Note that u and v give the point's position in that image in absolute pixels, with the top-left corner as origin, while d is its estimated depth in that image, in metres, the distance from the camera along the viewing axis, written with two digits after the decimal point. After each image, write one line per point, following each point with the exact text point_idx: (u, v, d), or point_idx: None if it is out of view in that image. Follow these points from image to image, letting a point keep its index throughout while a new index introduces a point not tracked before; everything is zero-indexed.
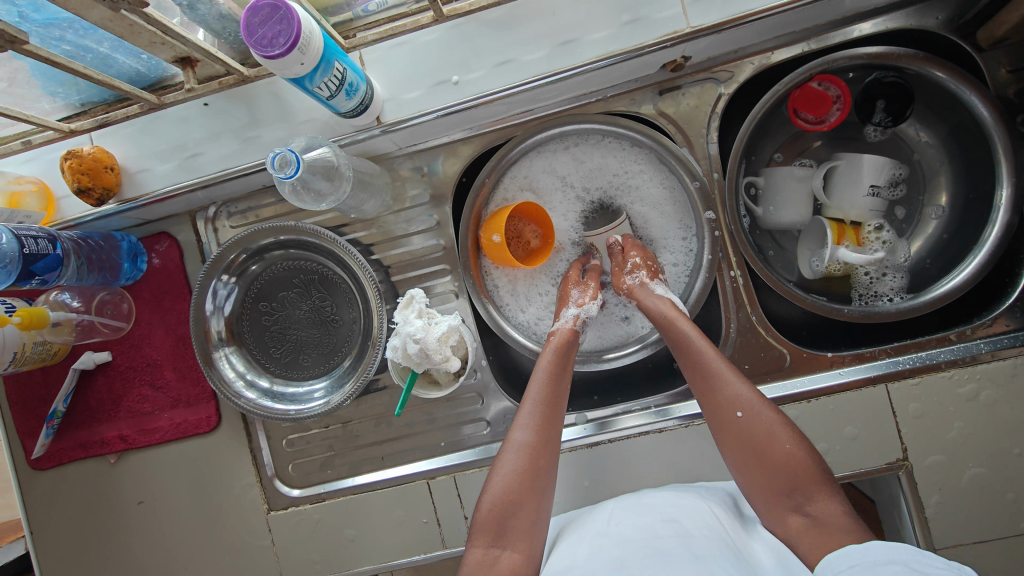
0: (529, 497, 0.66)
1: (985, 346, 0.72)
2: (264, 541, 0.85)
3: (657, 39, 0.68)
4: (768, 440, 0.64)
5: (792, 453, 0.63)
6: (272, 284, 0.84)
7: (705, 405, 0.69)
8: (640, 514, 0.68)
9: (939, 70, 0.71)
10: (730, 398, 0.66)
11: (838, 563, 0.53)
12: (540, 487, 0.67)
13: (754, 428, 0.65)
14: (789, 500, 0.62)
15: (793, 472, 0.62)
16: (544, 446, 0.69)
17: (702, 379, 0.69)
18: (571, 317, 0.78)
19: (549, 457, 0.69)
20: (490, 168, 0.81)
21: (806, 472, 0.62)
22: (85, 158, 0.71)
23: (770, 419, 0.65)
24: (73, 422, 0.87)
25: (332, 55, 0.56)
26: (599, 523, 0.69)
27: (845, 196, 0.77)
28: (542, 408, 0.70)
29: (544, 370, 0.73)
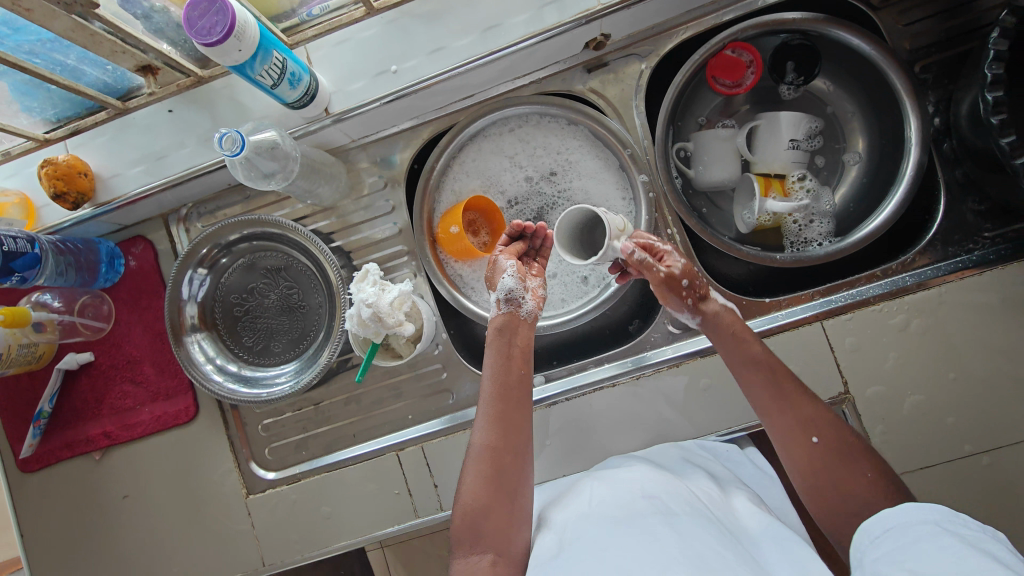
0: (497, 496, 0.67)
1: (911, 278, 0.76)
2: (244, 525, 0.87)
3: (572, 18, 0.75)
4: (837, 465, 0.64)
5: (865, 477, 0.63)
6: (242, 276, 0.89)
7: (776, 427, 0.69)
8: (619, 490, 0.65)
9: (838, 29, 0.77)
10: (802, 422, 0.67)
11: (873, 530, 0.54)
12: (507, 488, 0.67)
13: (832, 449, 0.65)
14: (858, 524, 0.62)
15: (865, 498, 0.62)
16: (508, 442, 0.69)
17: (771, 399, 0.69)
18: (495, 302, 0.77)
19: (512, 452, 0.69)
20: (438, 153, 0.87)
21: (876, 496, 0.62)
22: (60, 165, 0.77)
23: (840, 439, 0.66)
24: (58, 423, 0.91)
25: (270, 45, 0.62)
26: (580, 503, 0.67)
27: (768, 151, 0.83)
28: (494, 406, 0.71)
29: (491, 362, 0.74)
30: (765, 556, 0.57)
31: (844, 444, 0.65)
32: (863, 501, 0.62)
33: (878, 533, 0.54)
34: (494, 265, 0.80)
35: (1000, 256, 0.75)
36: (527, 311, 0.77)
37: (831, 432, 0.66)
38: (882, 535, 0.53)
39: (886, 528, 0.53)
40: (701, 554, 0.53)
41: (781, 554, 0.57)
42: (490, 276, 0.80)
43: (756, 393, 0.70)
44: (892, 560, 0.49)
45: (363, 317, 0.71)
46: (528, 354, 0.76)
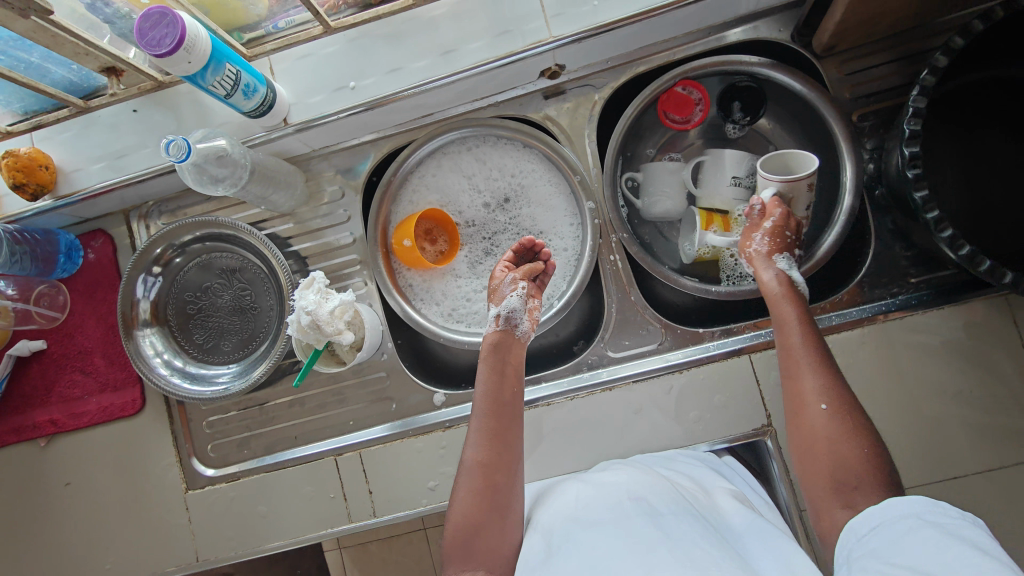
0: (489, 514, 0.65)
1: (835, 318, 0.79)
2: (181, 519, 0.89)
3: (525, 47, 0.77)
4: (839, 438, 0.62)
5: (869, 454, 0.61)
6: (197, 275, 0.91)
7: (790, 385, 0.68)
8: (604, 491, 0.67)
9: (781, 74, 0.81)
10: (824, 388, 0.65)
11: (859, 528, 0.56)
12: (500, 500, 0.67)
13: (840, 417, 0.63)
14: (845, 494, 0.60)
15: (860, 474, 0.60)
16: (502, 459, 0.69)
17: (794, 365, 0.69)
18: (494, 318, 0.78)
19: (505, 470, 0.68)
20: (396, 167, 0.90)
21: (874, 477, 0.60)
22: (20, 157, 0.79)
23: (854, 411, 0.64)
24: (6, 408, 0.92)
25: (222, 57, 0.65)
26: (568, 502, 0.68)
27: (712, 186, 0.85)
28: (488, 420, 0.70)
29: (483, 379, 0.74)
30: (747, 550, 0.58)
31: (856, 420, 0.63)
32: (858, 478, 0.60)
33: (864, 531, 0.55)
34: (499, 283, 0.80)
35: (921, 302, 0.78)
36: (522, 331, 0.78)
37: (847, 401, 0.64)
38: (869, 533, 0.55)
39: (872, 526, 0.55)
40: (689, 554, 0.54)
41: (769, 549, 0.58)
42: (494, 291, 0.80)
43: (789, 354, 0.69)
44: (881, 557, 0.50)
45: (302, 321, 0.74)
46: (519, 370, 0.76)
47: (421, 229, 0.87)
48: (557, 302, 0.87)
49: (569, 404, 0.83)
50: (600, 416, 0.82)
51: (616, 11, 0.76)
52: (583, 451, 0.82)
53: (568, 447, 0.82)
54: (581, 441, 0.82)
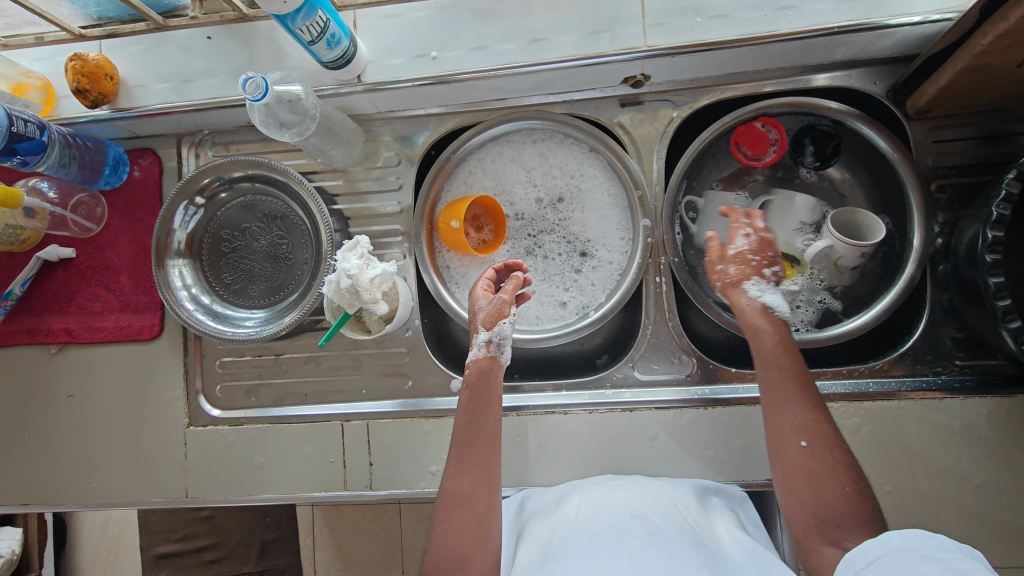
0: (472, 544, 0.64)
1: (874, 386, 0.78)
2: (177, 453, 0.88)
3: (616, 51, 0.75)
4: (821, 473, 0.61)
5: (849, 487, 0.60)
6: (237, 215, 0.90)
7: (770, 423, 0.66)
8: (607, 512, 0.66)
9: (867, 129, 0.79)
10: (803, 423, 0.64)
11: (857, 560, 0.53)
12: (483, 531, 0.65)
13: (819, 454, 0.62)
14: (828, 532, 0.58)
15: (842, 510, 0.59)
16: (485, 486, 0.68)
17: (773, 397, 0.67)
18: (483, 343, 0.73)
19: (487, 501, 0.67)
20: (457, 146, 0.88)
21: (858, 514, 0.58)
22: (88, 62, 0.78)
23: (831, 445, 0.62)
24: (24, 308, 0.91)
25: (316, 3, 0.63)
26: (568, 518, 0.67)
27: (775, 228, 0.84)
28: (467, 450, 0.69)
29: (464, 407, 0.72)
30: None
31: (833, 453, 0.62)
32: (842, 515, 0.58)
33: (862, 564, 0.52)
34: (491, 304, 0.75)
35: (963, 386, 0.77)
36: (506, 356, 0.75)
37: (824, 435, 0.63)
38: (867, 566, 0.52)
39: (870, 560, 0.52)
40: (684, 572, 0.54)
41: None
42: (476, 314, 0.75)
43: (770, 390, 0.67)
44: None
45: (342, 284, 0.73)
46: (500, 390, 0.73)
47: (470, 215, 0.86)
48: (593, 313, 0.85)
49: (586, 417, 0.81)
50: (614, 436, 0.80)
51: (719, 32, 0.74)
52: (590, 467, 0.81)
53: (575, 459, 0.81)
54: (590, 458, 0.81)
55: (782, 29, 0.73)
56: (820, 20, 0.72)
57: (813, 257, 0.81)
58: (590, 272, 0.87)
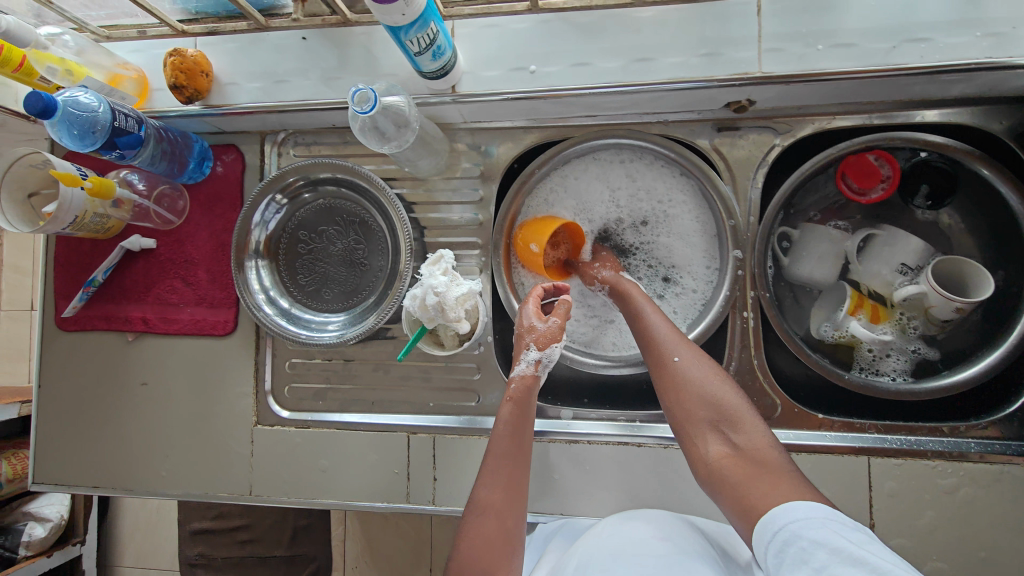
0: (499, 556, 0.62)
1: (976, 446, 0.73)
2: (244, 450, 0.89)
3: (727, 76, 0.72)
4: (702, 384, 0.65)
5: (725, 388, 0.65)
6: (315, 217, 0.89)
7: (647, 355, 0.70)
8: (626, 535, 0.67)
9: (990, 172, 0.74)
10: (666, 342, 0.69)
11: (766, 534, 0.53)
12: (511, 547, 0.63)
13: (686, 366, 0.66)
14: (714, 434, 0.62)
15: (721, 404, 0.63)
16: (513, 492, 0.66)
17: (642, 330, 0.72)
18: (531, 361, 0.70)
19: (516, 516, 0.65)
20: (541, 160, 0.85)
21: (736, 408, 0.63)
22: (187, 59, 0.78)
23: (700, 358, 0.67)
24: (104, 295, 0.93)
25: (430, 16, 0.62)
26: (588, 546, 0.66)
27: (873, 267, 0.80)
28: (505, 462, 0.66)
29: (504, 418, 0.68)
30: None
31: (700, 364, 0.67)
32: (722, 412, 0.63)
33: (771, 535, 0.53)
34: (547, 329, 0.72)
35: None
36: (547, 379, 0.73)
37: (696, 355, 0.68)
38: None
39: (775, 531, 0.52)
40: None
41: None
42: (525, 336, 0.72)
43: (645, 326, 0.72)
44: None
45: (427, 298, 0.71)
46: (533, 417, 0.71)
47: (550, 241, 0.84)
48: None
49: (661, 452, 0.79)
50: (689, 474, 0.77)
51: (839, 62, 0.70)
52: (662, 503, 0.78)
53: (645, 493, 0.79)
54: (661, 493, 0.78)
55: (910, 63, 0.68)
56: (954, 55, 0.68)
57: (903, 298, 0.75)
58: (671, 299, 0.85)
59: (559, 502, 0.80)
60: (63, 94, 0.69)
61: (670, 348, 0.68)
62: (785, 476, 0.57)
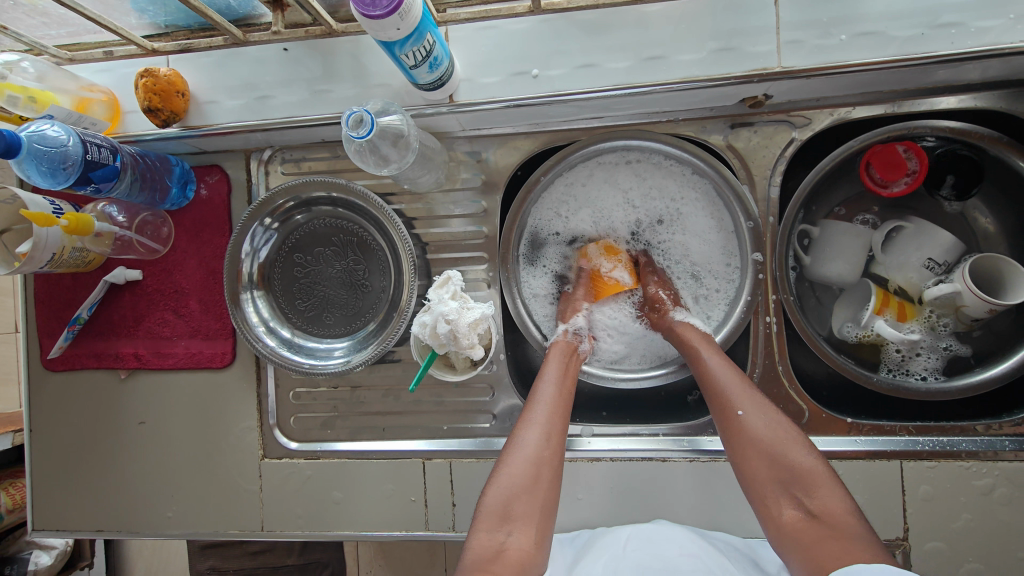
0: (535, 489, 0.64)
1: (1010, 444, 0.72)
2: (253, 485, 0.86)
3: (744, 72, 0.67)
4: (769, 441, 0.64)
5: (796, 448, 0.63)
6: (310, 238, 0.84)
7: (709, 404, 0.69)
8: (654, 551, 0.67)
9: (1018, 159, 0.71)
10: (730, 396, 0.67)
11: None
12: (549, 479, 0.65)
13: (752, 425, 0.65)
14: (786, 500, 0.61)
15: (790, 464, 0.62)
16: (553, 437, 0.67)
17: (705, 380, 0.70)
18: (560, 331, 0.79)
19: (558, 452, 0.67)
20: (547, 167, 0.80)
21: (810, 473, 0.62)
22: (160, 79, 0.72)
23: (766, 414, 0.66)
24: (91, 331, 0.88)
25: (426, 28, 0.57)
26: (614, 560, 0.66)
27: (897, 262, 0.77)
28: (549, 406, 0.69)
29: (555, 375, 0.73)
30: None
31: (769, 420, 0.65)
32: (793, 475, 0.62)
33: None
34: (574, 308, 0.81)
35: None
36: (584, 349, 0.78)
37: (760, 407, 0.66)
38: None
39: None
40: None
41: None
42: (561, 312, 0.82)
43: (705, 375, 0.70)
44: None
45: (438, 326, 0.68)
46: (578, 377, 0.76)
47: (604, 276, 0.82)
48: None
49: (687, 466, 0.77)
50: (716, 487, 0.76)
51: (862, 52, 0.66)
52: (691, 516, 0.77)
53: (672, 507, 0.77)
54: (690, 506, 0.77)
55: (939, 49, 0.64)
56: (986, 40, 0.64)
57: (934, 299, 0.73)
58: (697, 306, 0.81)
59: (585, 521, 0.78)
60: (28, 128, 0.64)
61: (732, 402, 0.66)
62: (858, 540, 0.56)
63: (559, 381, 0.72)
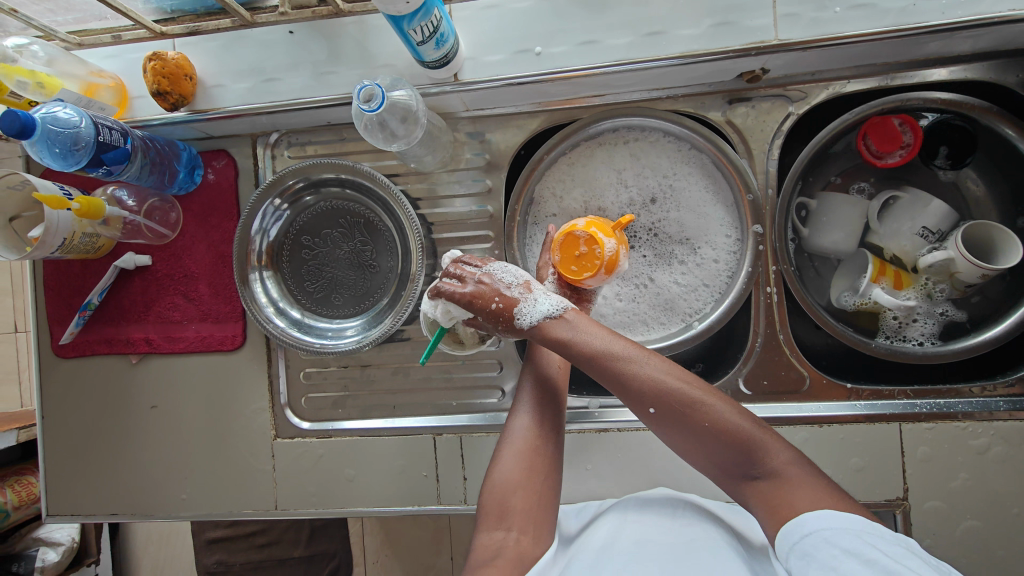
0: (531, 480, 0.66)
1: (1005, 404, 0.74)
2: (265, 465, 0.87)
3: (742, 46, 0.69)
4: (689, 425, 0.58)
5: (717, 416, 0.57)
6: (318, 220, 0.86)
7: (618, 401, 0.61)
8: (656, 521, 0.68)
9: (1007, 128, 0.73)
10: (636, 393, 0.59)
11: (792, 534, 0.53)
12: (541, 467, 0.67)
13: (672, 414, 0.58)
14: (740, 470, 0.58)
15: (736, 437, 0.57)
16: (543, 424, 0.70)
17: (607, 382, 0.61)
18: None
19: (547, 437, 0.69)
20: (551, 145, 0.81)
21: (745, 434, 0.57)
22: (168, 62, 0.73)
23: (680, 394, 0.58)
24: (102, 317, 0.89)
25: (433, 3, 0.59)
26: (615, 530, 0.67)
27: (894, 230, 0.79)
28: (535, 392, 0.72)
29: (533, 358, 0.75)
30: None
31: (684, 396, 0.58)
32: (740, 444, 0.57)
33: (797, 539, 0.52)
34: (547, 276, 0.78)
35: None
36: None
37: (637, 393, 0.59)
38: (800, 540, 0.52)
39: (805, 533, 0.52)
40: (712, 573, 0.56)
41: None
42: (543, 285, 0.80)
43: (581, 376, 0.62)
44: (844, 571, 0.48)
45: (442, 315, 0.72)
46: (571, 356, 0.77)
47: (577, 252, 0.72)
48: (698, 323, 0.81)
49: None
50: None
51: (857, 24, 0.68)
52: (697, 483, 0.79)
53: (679, 473, 0.79)
54: (696, 474, 0.79)
55: (930, 20, 0.66)
56: (975, 10, 0.66)
57: (929, 266, 0.75)
58: (698, 276, 0.82)
59: (593, 490, 0.80)
60: (40, 111, 0.65)
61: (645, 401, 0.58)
62: None
63: (551, 363, 0.74)
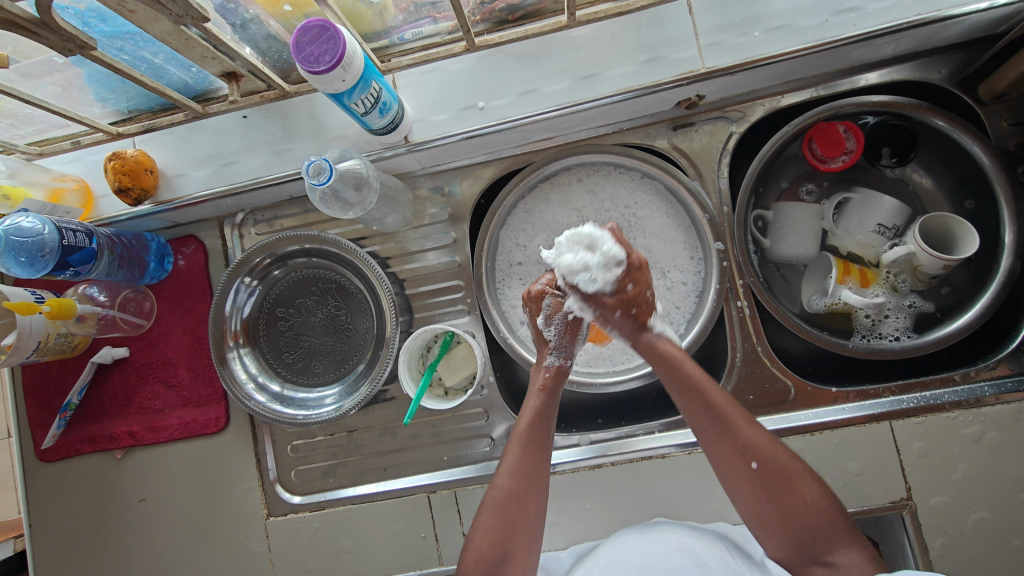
0: (514, 539, 0.64)
1: (990, 389, 0.74)
2: (261, 547, 0.84)
3: (673, 78, 0.72)
4: (796, 490, 0.61)
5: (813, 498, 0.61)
6: (291, 292, 0.87)
7: (715, 451, 0.64)
8: (649, 546, 0.67)
9: (941, 120, 0.75)
10: (742, 448, 0.63)
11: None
12: (529, 526, 0.65)
13: (772, 473, 0.62)
14: (808, 550, 0.61)
15: (818, 525, 0.61)
16: (532, 477, 0.66)
17: (707, 428, 0.65)
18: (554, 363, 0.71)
19: (535, 496, 0.66)
20: (507, 192, 0.83)
21: (826, 520, 0.61)
22: (128, 160, 0.76)
23: (784, 467, 0.62)
24: (84, 415, 0.88)
25: (370, 76, 0.62)
26: (611, 559, 0.66)
27: (853, 229, 0.81)
28: (525, 445, 0.67)
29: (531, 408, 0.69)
30: None
31: (789, 467, 0.62)
32: (817, 526, 0.61)
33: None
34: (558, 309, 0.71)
35: None
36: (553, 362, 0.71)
37: (769, 454, 0.62)
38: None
39: None
40: None
41: None
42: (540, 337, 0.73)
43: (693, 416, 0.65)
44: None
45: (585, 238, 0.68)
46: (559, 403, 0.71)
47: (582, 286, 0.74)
48: None
49: (687, 459, 0.78)
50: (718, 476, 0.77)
51: (777, 44, 0.71)
52: (698, 509, 0.77)
53: (679, 501, 0.77)
54: (697, 498, 0.77)
55: (845, 33, 0.70)
56: (887, 18, 0.69)
57: (892, 261, 0.76)
58: (666, 299, 0.82)
59: (595, 528, 0.78)
60: (3, 223, 0.66)
61: (750, 452, 0.62)
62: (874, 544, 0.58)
63: (540, 422, 0.68)
